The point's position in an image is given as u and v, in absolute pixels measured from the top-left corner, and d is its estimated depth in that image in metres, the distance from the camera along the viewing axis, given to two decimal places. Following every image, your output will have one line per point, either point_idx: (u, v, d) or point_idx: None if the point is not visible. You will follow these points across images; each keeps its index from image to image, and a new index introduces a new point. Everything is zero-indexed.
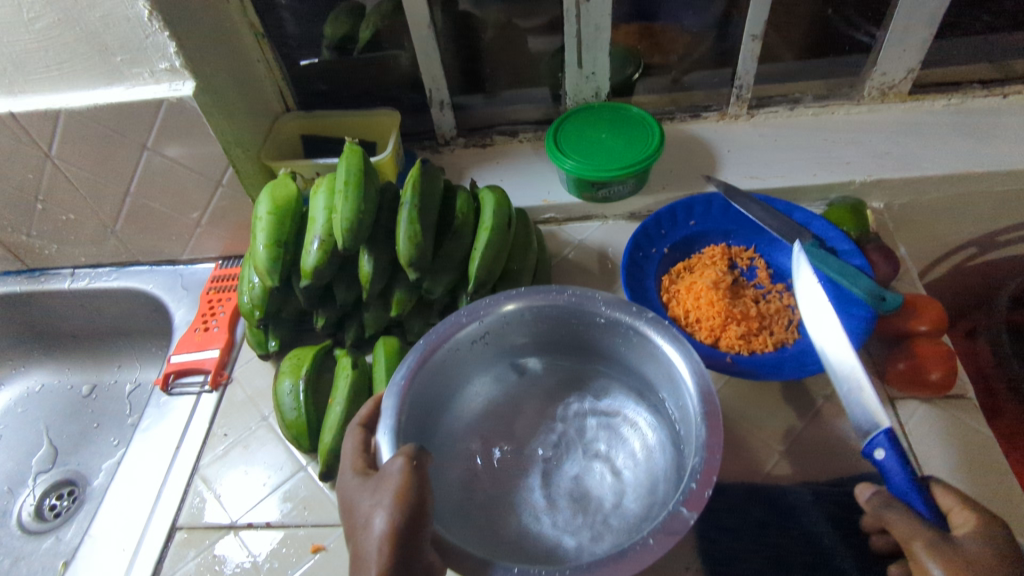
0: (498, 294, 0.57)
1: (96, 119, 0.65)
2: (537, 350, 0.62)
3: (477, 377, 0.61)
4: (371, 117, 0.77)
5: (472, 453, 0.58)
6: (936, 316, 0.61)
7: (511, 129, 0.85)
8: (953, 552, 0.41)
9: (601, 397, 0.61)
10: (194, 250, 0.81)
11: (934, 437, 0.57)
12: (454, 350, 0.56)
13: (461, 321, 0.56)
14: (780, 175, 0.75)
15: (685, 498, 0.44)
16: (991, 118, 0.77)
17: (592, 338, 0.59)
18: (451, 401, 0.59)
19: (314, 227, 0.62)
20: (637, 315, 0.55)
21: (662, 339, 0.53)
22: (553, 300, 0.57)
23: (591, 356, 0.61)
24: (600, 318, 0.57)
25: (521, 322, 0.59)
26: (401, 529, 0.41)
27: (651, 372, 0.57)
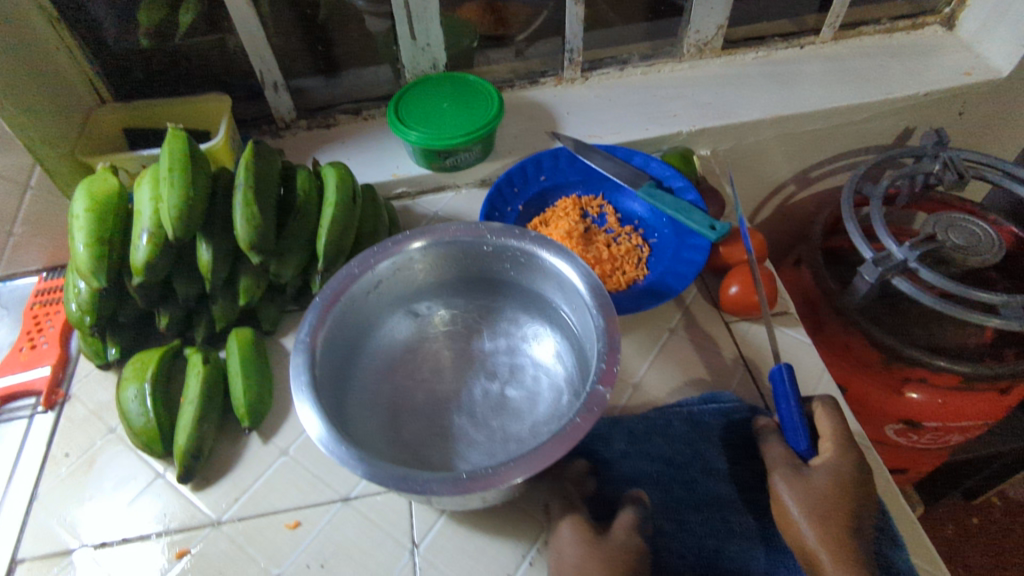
0: (387, 239, 0.56)
1: None
2: (430, 291, 0.61)
3: (379, 330, 0.59)
4: (200, 103, 0.73)
5: (388, 400, 0.57)
6: (757, 244, 0.66)
7: (354, 107, 0.83)
8: (801, 484, 0.50)
9: (503, 322, 0.61)
10: (11, 264, 0.73)
11: (762, 352, 0.63)
12: (351, 303, 0.55)
13: (354, 272, 0.55)
14: (615, 132, 0.80)
15: (600, 376, 0.47)
16: (792, 67, 0.86)
17: (481, 268, 0.60)
18: (357, 360, 0.57)
19: (140, 220, 0.58)
20: (520, 237, 0.56)
21: (550, 252, 0.54)
22: (438, 237, 0.57)
23: (483, 287, 0.62)
24: (486, 247, 0.57)
25: (414, 265, 0.58)
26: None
27: (541, 289, 0.58)
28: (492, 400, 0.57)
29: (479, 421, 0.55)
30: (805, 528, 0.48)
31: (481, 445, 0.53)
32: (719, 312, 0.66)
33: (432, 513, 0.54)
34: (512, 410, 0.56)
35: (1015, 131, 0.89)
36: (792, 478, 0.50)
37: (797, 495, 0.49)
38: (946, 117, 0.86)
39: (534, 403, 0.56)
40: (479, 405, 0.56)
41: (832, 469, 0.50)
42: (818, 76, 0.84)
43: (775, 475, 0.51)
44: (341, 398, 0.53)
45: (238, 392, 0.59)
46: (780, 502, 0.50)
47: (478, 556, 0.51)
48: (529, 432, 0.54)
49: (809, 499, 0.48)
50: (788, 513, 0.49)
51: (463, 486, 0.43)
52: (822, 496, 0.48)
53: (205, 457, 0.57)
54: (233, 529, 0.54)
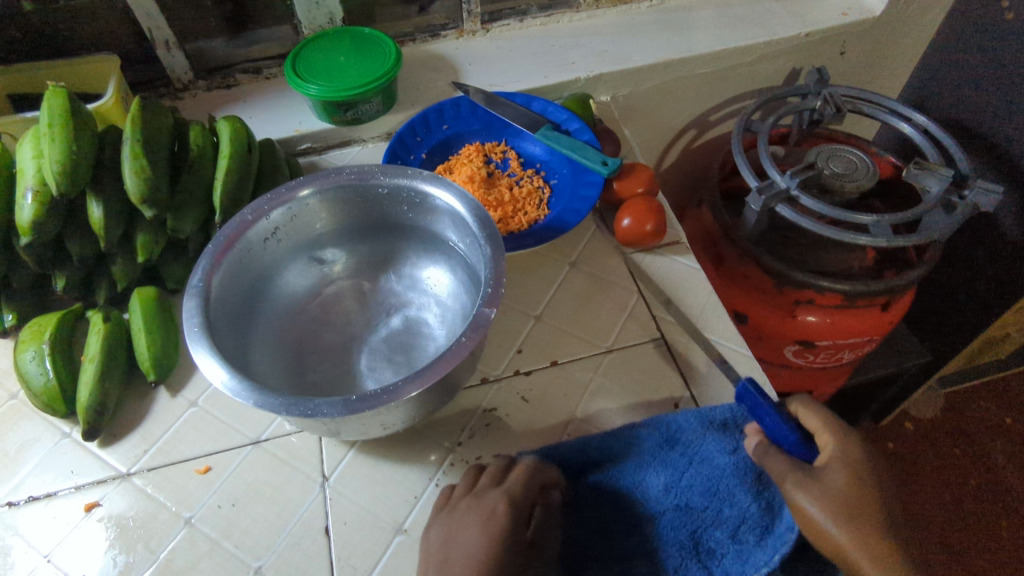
0: (281, 185, 0.57)
1: None
2: (331, 238, 0.63)
3: (282, 278, 0.60)
4: (86, 64, 0.72)
5: (292, 344, 0.58)
6: (648, 178, 0.70)
7: (254, 67, 0.82)
8: (818, 488, 0.45)
9: (405, 264, 0.64)
10: None
11: (657, 276, 0.66)
12: (247, 250, 0.56)
13: (248, 219, 0.55)
14: (515, 81, 0.81)
15: (485, 299, 0.49)
16: (684, 14, 0.89)
17: (380, 211, 0.61)
18: (260, 307, 0.58)
19: (24, 179, 0.57)
20: (412, 177, 0.57)
21: (437, 188, 0.56)
22: (332, 181, 0.58)
23: (384, 231, 0.63)
24: (382, 189, 0.59)
25: (311, 211, 0.59)
26: None
27: (438, 227, 0.60)
28: (395, 337, 0.59)
29: (382, 358, 0.57)
30: (836, 534, 0.44)
31: (384, 377, 0.56)
32: (616, 244, 0.69)
33: (342, 448, 0.56)
34: (414, 344, 0.58)
35: (893, 68, 0.95)
36: (806, 482, 0.46)
37: (823, 502, 0.45)
38: (830, 56, 0.91)
39: (435, 337, 0.58)
40: (382, 344, 0.58)
41: (842, 459, 0.47)
42: (710, 22, 0.88)
43: (787, 484, 0.46)
44: (241, 343, 0.54)
45: (140, 346, 0.59)
46: (802, 515, 0.45)
47: (386, 479, 0.54)
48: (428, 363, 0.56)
49: (837, 503, 0.44)
50: (826, 530, 0.44)
51: (352, 408, 0.45)
52: (847, 498, 0.44)
53: (111, 412, 0.57)
54: (143, 480, 0.55)
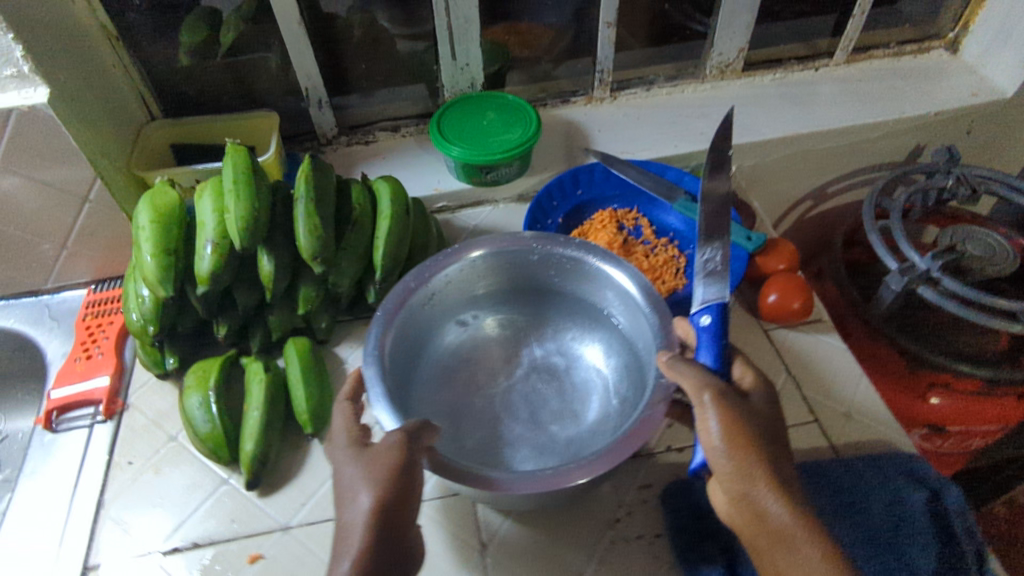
0: (440, 252, 0.59)
1: None
2: (480, 302, 0.64)
3: (437, 340, 0.62)
4: (248, 119, 0.76)
5: (446, 406, 0.59)
6: (790, 255, 0.70)
7: (393, 125, 0.86)
8: (734, 404, 0.44)
9: (554, 332, 0.64)
10: (60, 276, 0.73)
11: (803, 355, 0.66)
12: (409, 316, 0.57)
13: (410, 285, 0.57)
14: (646, 149, 0.83)
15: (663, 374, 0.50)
16: (808, 87, 0.90)
17: (528, 276, 0.63)
18: (417, 371, 0.59)
19: (205, 231, 0.60)
20: (565, 245, 0.59)
21: (599, 259, 0.58)
22: (489, 248, 0.59)
23: (529, 295, 0.65)
24: (533, 255, 0.61)
25: (466, 278, 0.61)
26: (385, 506, 0.44)
27: (586, 292, 0.62)
28: (549, 403, 0.59)
29: (539, 425, 0.58)
30: (733, 454, 0.42)
31: (544, 448, 0.56)
32: (757, 319, 0.69)
33: (499, 515, 0.56)
34: (569, 410, 0.59)
35: (1017, 148, 0.95)
36: (724, 396, 0.44)
37: (733, 417, 0.43)
38: (953, 135, 0.91)
39: (590, 402, 0.59)
40: (539, 410, 0.59)
41: (761, 390, 0.46)
42: (835, 97, 0.89)
43: (706, 396, 0.44)
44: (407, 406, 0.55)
45: (297, 397, 0.60)
46: (703, 429, 0.43)
47: (546, 553, 0.53)
48: (588, 431, 0.56)
49: (743, 420, 0.43)
50: (708, 434, 0.43)
51: (545, 483, 0.46)
52: (756, 416, 0.44)
53: (271, 463, 0.58)
54: (303, 533, 0.55)
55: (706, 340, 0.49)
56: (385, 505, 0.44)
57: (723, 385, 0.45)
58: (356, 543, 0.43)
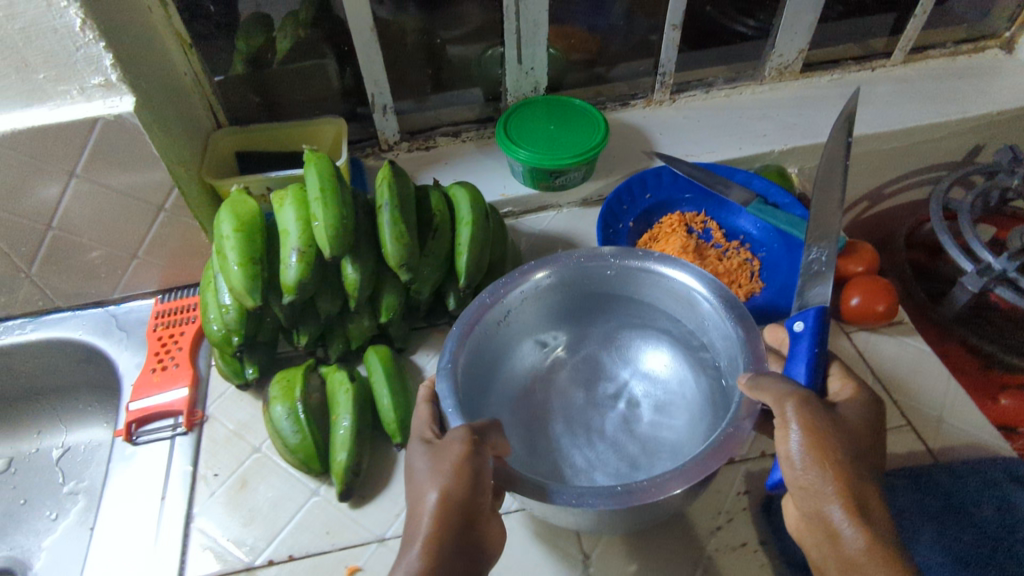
0: (514, 269, 0.58)
1: (16, 145, 0.57)
2: (554, 320, 0.63)
3: (513, 360, 0.61)
4: (314, 126, 0.76)
5: (524, 427, 0.57)
6: (870, 258, 0.70)
7: (453, 130, 0.85)
8: (819, 416, 0.42)
9: (632, 352, 0.62)
10: (128, 286, 0.73)
11: (889, 358, 0.65)
12: (483, 333, 0.56)
13: (485, 302, 0.56)
14: (710, 151, 0.82)
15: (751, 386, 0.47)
16: (867, 88, 0.89)
17: (603, 291, 0.61)
18: (493, 391, 0.58)
19: (289, 239, 0.59)
20: (643, 258, 0.58)
21: (680, 274, 0.56)
22: (564, 264, 0.58)
23: (604, 312, 0.63)
24: (609, 271, 0.59)
25: (540, 294, 0.59)
26: (451, 500, 0.42)
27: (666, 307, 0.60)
28: (631, 423, 0.57)
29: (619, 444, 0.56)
30: (814, 468, 0.40)
31: (625, 469, 0.53)
32: (838, 322, 0.68)
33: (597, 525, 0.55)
34: (653, 430, 0.56)
35: None
36: (810, 407, 0.42)
37: (817, 430, 0.41)
38: (1013, 134, 0.91)
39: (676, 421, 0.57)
40: (619, 429, 0.57)
41: (856, 407, 0.44)
42: (895, 97, 0.88)
43: (788, 404, 0.42)
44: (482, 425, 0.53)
45: (383, 406, 0.60)
46: (783, 439, 0.42)
47: (650, 563, 0.53)
48: (674, 451, 0.54)
49: (828, 435, 0.41)
50: (787, 446, 0.42)
51: (618, 498, 0.43)
52: (848, 432, 0.42)
53: (362, 474, 0.57)
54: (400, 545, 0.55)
55: (802, 349, 0.48)
56: (453, 503, 0.42)
57: (811, 396, 0.43)
58: (418, 533, 0.41)
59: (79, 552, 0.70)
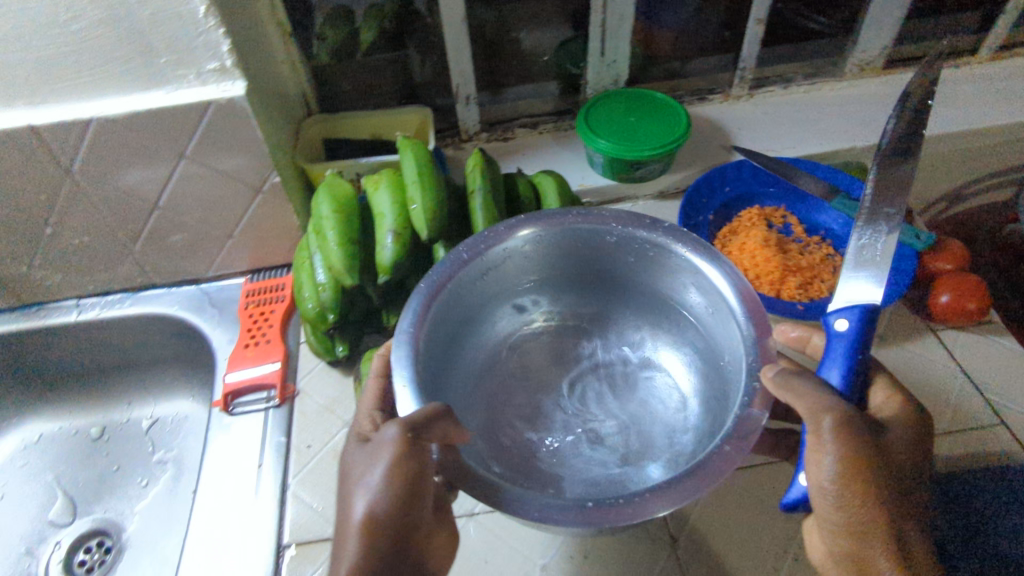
0: (503, 224, 0.53)
1: (133, 126, 0.60)
2: (540, 288, 0.59)
3: (490, 324, 0.57)
4: (400, 115, 0.79)
5: (485, 406, 0.53)
6: (957, 255, 0.69)
7: (532, 122, 0.86)
8: (862, 435, 0.39)
9: (614, 329, 0.59)
10: (220, 266, 0.76)
11: (983, 358, 0.64)
12: (458, 293, 0.52)
13: (463, 257, 0.51)
14: (791, 147, 0.82)
15: (752, 398, 0.42)
16: (953, 85, 0.88)
17: (601, 261, 0.56)
18: (460, 355, 0.54)
19: (385, 222, 0.61)
20: (651, 227, 0.52)
21: (690, 253, 0.50)
22: (562, 225, 0.53)
23: (601, 286, 0.58)
24: (611, 237, 0.53)
25: (530, 255, 0.55)
26: (380, 516, 0.39)
27: (668, 290, 0.55)
28: (615, 421, 0.53)
29: (591, 441, 0.51)
30: (847, 493, 0.38)
31: (597, 467, 0.49)
32: (927, 320, 0.68)
33: None
34: (631, 430, 0.52)
35: None
36: (851, 426, 0.39)
37: (858, 450, 0.39)
38: None
39: (669, 429, 0.51)
40: (598, 424, 0.53)
41: (899, 424, 0.42)
42: (983, 95, 0.86)
43: (826, 420, 0.39)
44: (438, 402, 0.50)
45: None
46: (819, 457, 0.39)
47: None
48: (659, 457, 0.50)
49: (869, 457, 0.38)
50: (819, 463, 0.39)
51: (589, 517, 0.38)
52: (889, 452, 0.39)
53: None
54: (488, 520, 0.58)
55: (840, 351, 0.44)
56: (381, 522, 0.38)
57: (853, 412, 0.40)
58: (349, 557, 0.37)
59: (181, 510, 0.72)
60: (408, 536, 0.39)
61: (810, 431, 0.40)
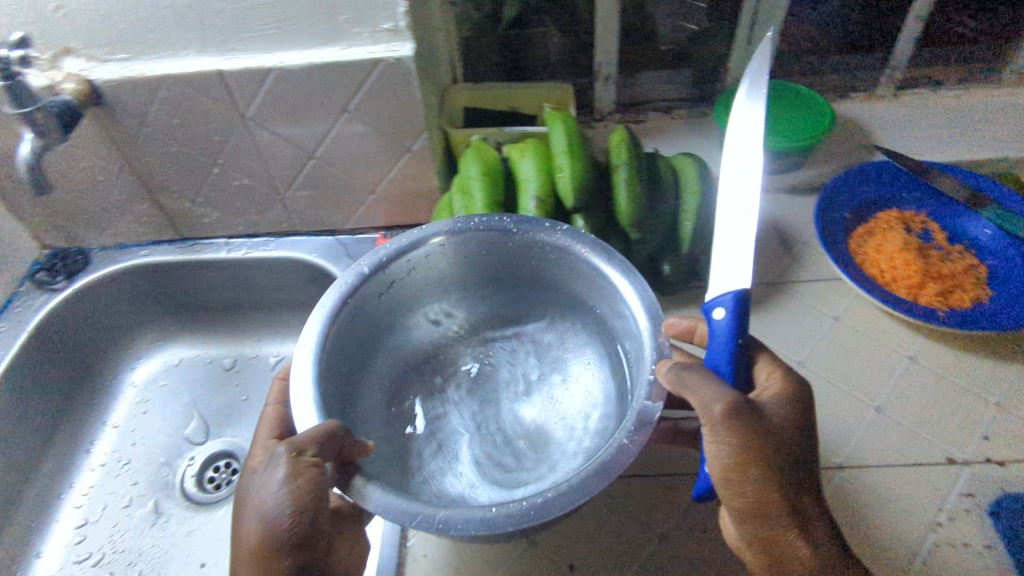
0: (417, 228, 0.58)
1: (306, 79, 0.64)
2: (455, 294, 0.64)
3: (411, 326, 0.63)
4: (541, 89, 0.80)
5: (409, 401, 0.60)
6: None
7: (665, 106, 0.86)
8: (750, 421, 0.41)
9: (538, 328, 0.64)
10: (358, 220, 0.80)
11: None
12: (369, 297, 0.57)
13: (364, 272, 0.56)
14: (938, 152, 0.79)
15: (649, 392, 0.47)
16: None
17: (517, 260, 0.61)
18: (375, 356, 0.60)
19: (528, 188, 0.63)
20: (551, 231, 0.57)
21: (614, 266, 0.55)
22: (474, 229, 0.58)
23: (521, 284, 0.63)
24: (512, 240, 0.59)
25: (434, 261, 0.60)
26: (277, 531, 0.41)
27: (570, 286, 0.60)
28: (523, 419, 0.58)
29: (501, 442, 0.57)
30: (745, 477, 0.41)
31: (503, 468, 0.54)
32: None
33: None
34: (534, 430, 0.57)
35: None
36: (738, 410, 0.41)
37: (749, 437, 0.41)
38: None
39: (569, 424, 0.57)
40: (511, 426, 0.58)
41: (777, 403, 0.44)
42: None
43: (719, 409, 0.42)
44: (348, 388, 0.55)
45: None
46: (715, 444, 0.42)
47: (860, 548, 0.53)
48: (561, 451, 0.55)
49: (761, 439, 0.41)
50: (714, 446, 0.42)
51: (490, 522, 0.42)
52: (782, 435, 0.42)
53: None
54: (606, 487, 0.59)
55: (721, 342, 0.47)
56: (280, 535, 0.41)
57: (737, 398, 0.42)
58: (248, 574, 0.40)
59: None
60: (318, 534, 0.42)
61: (704, 419, 0.42)
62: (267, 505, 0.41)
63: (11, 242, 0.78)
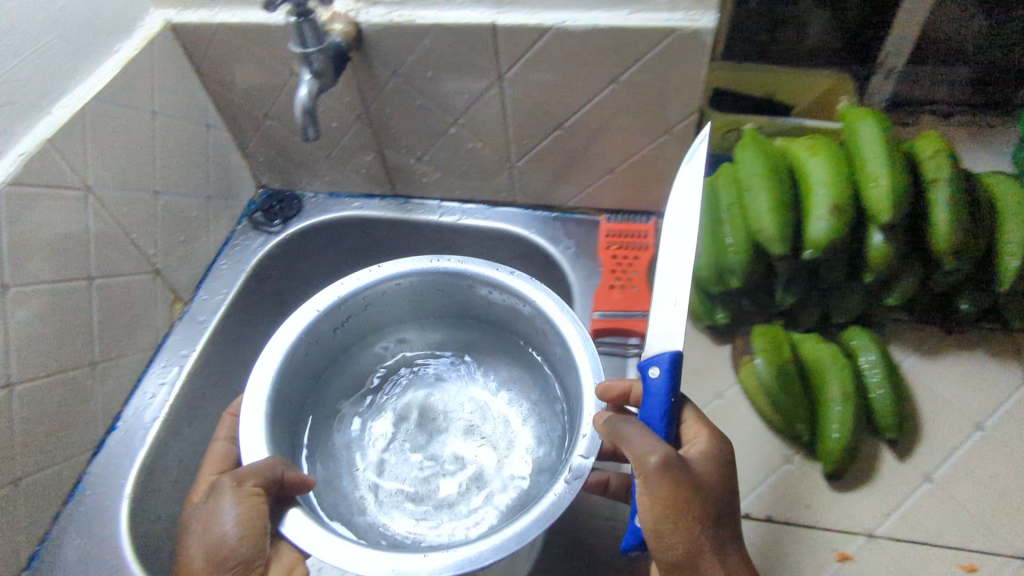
0: (387, 266, 0.59)
1: (585, 44, 0.58)
2: (405, 328, 0.66)
3: (363, 359, 0.65)
4: (810, 77, 0.71)
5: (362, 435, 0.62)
6: None
7: (946, 110, 0.74)
8: (682, 473, 0.41)
9: (482, 361, 0.67)
10: (585, 199, 0.75)
11: None
12: (326, 330, 0.59)
13: (320, 311, 0.57)
14: None
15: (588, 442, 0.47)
16: None
17: (462, 297, 0.63)
18: (324, 384, 0.62)
19: (823, 190, 0.55)
20: (504, 275, 0.58)
21: (538, 299, 0.56)
22: (426, 271, 0.59)
23: (467, 319, 0.66)
24: (473, 286, 0.60)
25: (394, 295, 0.61)
26: (227, 551, 0.42)
27: (517, 324, 0.62)
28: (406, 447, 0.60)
29: (405, 485, 0.58)
30: (682, 530, 0.41)
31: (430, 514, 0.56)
32: None
33: None
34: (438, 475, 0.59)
35: None
36: (676, 465, 0.41)
37: (682, 490, 0.40)
38: None
39: (461, 460, 0.59)
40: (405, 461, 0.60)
41: (707, 455, 0.44)
42: None
43: (650, 461, 0.41)
44: (296, 420, 0.58)
45: (871, 386, 0.55)
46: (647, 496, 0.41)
47: None
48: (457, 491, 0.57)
49: (684, 492, 0.41)
50: (644, 500, 0.41)
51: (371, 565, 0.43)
52: (706, 488, 0.42)
53: (850, 456, 0.54)
54: (891, 547, 0.51)
55: (656, 400, 0.46)
56: (235, 553, 0.42)
57: (664, 450, 0.41)
58: None
59: None
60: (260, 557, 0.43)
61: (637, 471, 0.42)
62: (216, 532, 0.42)
63: (235, 180, 0.77)
